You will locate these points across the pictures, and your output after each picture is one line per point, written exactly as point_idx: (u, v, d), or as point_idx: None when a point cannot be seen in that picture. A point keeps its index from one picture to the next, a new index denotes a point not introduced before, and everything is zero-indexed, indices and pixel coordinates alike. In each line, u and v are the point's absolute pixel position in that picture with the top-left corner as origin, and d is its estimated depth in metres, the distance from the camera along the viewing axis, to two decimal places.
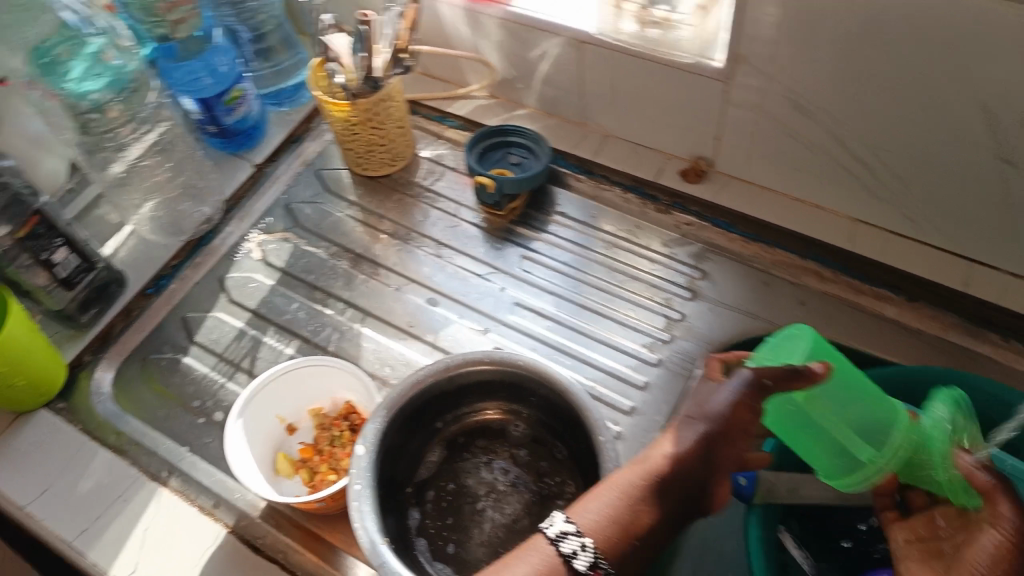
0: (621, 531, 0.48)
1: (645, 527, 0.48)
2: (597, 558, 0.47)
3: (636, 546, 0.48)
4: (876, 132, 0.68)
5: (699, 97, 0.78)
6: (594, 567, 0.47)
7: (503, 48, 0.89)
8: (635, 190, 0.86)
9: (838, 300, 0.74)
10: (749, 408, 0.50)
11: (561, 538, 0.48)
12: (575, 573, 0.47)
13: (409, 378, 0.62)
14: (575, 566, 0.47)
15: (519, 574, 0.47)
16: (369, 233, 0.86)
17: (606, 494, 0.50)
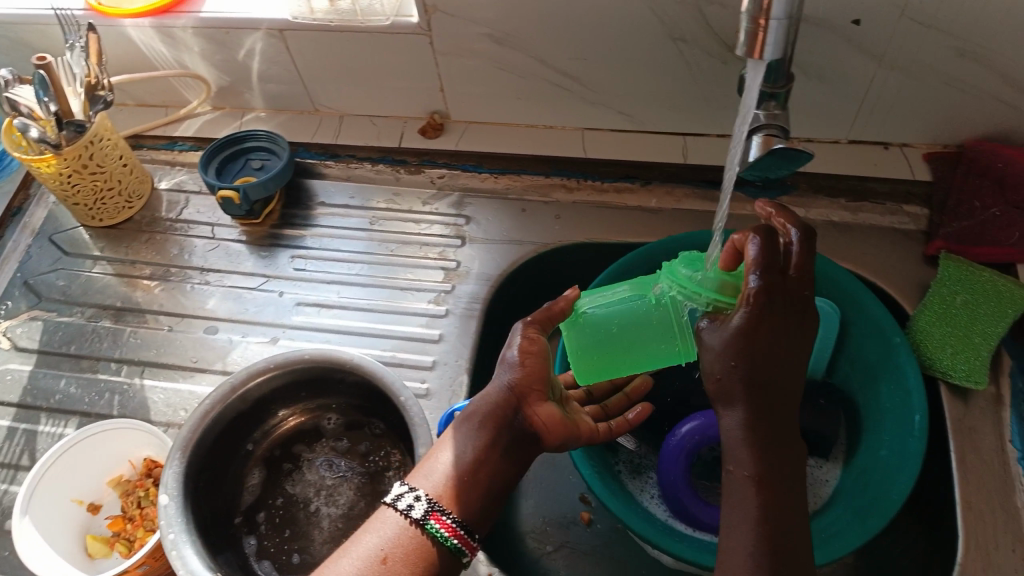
0: (450, 475, 0.54)
1: (472, 466, 0.54)
2: (432, 504, 0.52)
3: (469, 483, 0.54)
4: (573, 47, 0.76)
5: (410, 54, 0.79)
6: (430, 511, 0.52)
7: (208, 56, 0.84)
8: (383, 160, 0.87)
9: (587, 204, 0.83)
10: (533, 343, 0.57)
11: (397, 498, 0.53)
12: (418, 522, 0.52)
13: (195, 411, 0.61)
14: (415, 516, 0.52)
15: (367, 541, 0.52)
16: (126, 283, 0.80)
17: (437, 450, 0.56)
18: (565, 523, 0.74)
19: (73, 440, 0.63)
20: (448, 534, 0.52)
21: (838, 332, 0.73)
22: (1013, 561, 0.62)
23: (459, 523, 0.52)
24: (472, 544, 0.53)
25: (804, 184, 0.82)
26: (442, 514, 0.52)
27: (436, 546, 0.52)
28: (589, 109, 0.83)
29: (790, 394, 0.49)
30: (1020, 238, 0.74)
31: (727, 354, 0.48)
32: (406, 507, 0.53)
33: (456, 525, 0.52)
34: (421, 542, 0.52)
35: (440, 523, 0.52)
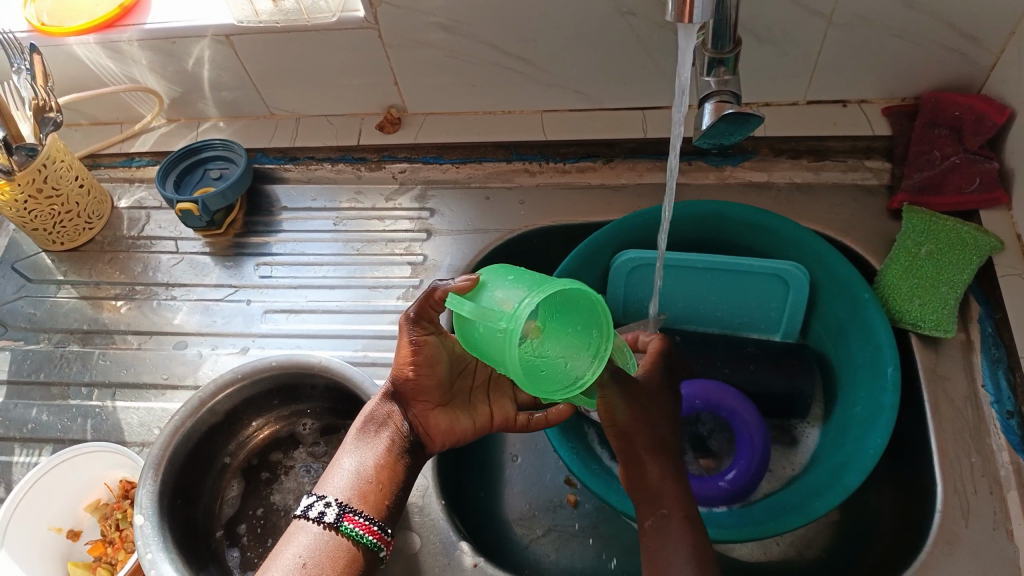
0: (369, 492, 0.54)
1: (389, 486, 0.55)
2: (343, 507, 0.53)
3: (391, 501, 0.54)
4: (524, 29, 0.75)
5: (361, 50, 0.78)
6: (343, 514, 0.52)
7: (157, 68, 0.82)
8: (343, 159, 0.86)
9: (551, 186, 0.84)
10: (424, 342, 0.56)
11: (307, 507, 0.53)
12: (332, 527, 0.52)
13: (165, 429, 0.60)
14: (328, 521, 0.52)
15: (282, 556, 0.51)
16: (91, 305, 0.80)
17: (349, 464, 0.55)
18: (551, 507, 0.74)
19: (46, 467, 0.62)
20: (364, 533, 0.52)
21: (808, 292, 0.73)
22: (992, 503, 0.62)
23: (372, 521, 0.53)
24: (386, 538, 0.53)
25: (765, 148, 0.82)
26: (356, 515, 0.52)
27: (354, 544, 0.52)
28: (546, 91, 0.82)
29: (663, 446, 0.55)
30: (980, 184, 0.74)
31: (633, 410, 0.55)
32: (318, 514, 0.52)
33: (370, 523, 0.53)
34: (340, 545, 0.52)
35: (355, 523, 0.52)
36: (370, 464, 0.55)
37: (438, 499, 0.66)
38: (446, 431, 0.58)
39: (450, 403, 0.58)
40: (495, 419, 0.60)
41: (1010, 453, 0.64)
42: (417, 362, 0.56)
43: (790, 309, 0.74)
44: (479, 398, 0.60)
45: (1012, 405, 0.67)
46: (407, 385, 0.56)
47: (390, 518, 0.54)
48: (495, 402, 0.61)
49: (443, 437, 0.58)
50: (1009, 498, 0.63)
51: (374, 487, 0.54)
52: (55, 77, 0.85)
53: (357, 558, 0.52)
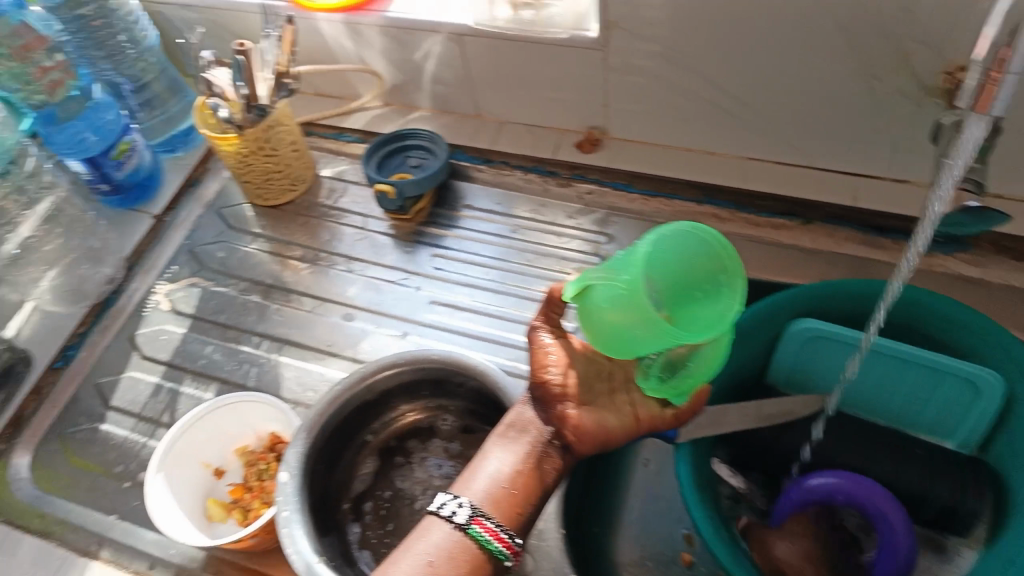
0: (500, 500, 0.52)
1: (522, 493, 0.53)
2: (475, 510, 0.51)
3: (522, 511, 0.53)
4: (756, 75, 0.71)
5: (583, 69, 0.78)
6: (473, 517, 0.51)
7: (387, 54, 0.86)
8: (534, 169, 0.87)
9: (740, 237, 0.79)
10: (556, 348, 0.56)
11: (441, 505, 0.52)
12: (461, 528, 0.51)
13: (326, 397, 0.62)
14: (458, 522, 0.51)
15: (410, 550, 0.50)
16: (277, 262, 0.84)
17: (479, 472, 0.54)
18: (663, 561, 0.69)
19: (210, 407, 0.67)
20: (491, 539, 0.51)
21: (1005, 407, 0.59)
22: None
23: (501, 529, 0.51)
24: (514, 549, 0.51)
25: (987, 243, 0.74)
26: (485, 520, 0.51)
27: (480, 550, 0.51)
28: (757, 139, 0.78)
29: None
30: None
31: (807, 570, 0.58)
32: (449, 514, 0.51)
33: (499, 530, 0.51)
34: (466, 547, 0.51)
35: (483, 527, 0.51)
36: (506, 470, 0.53)
37: None
38: (590, 430, 0.53)
39: (593, 402, 0.55)
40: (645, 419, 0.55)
41: None
42: (552, 363, 0.55)
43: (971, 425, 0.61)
44: (623, 400, 0.55)
45: None
46: (545, 386, 0.55)
47: (522, 529, 0.53)
48: (644, 399, 0.55)
49: (584, 433, 0.53)
50: None
51: (508, 494, 0.53)
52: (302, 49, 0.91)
53: (483, 566, 0.50)
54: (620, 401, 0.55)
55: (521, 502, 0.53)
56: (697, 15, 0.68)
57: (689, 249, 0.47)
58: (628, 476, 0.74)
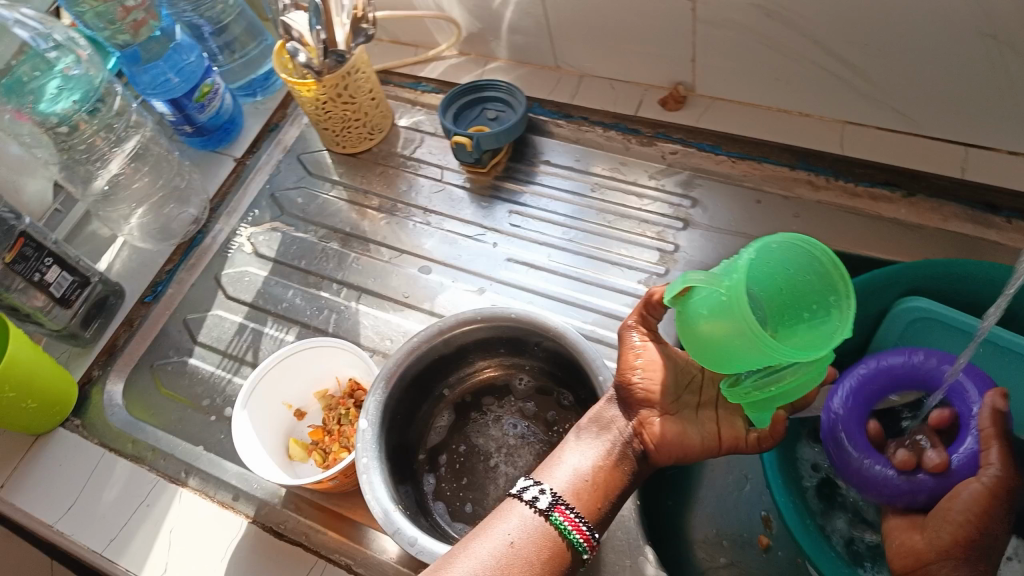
0: (584, 492, 0.52)
1: (604, 488, 0.53)
2: (558, 498, 0.52)
3: (603, 503, 0.53)
4: (858, 34, 0.66)
5: (667, 20, 0.74)
6: (555, 504, 0.51)
7: (465, 0, 0.84)
8: (616, 127, 0.84)
9: (832, 206, 0.75)
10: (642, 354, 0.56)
11: (522, 489, 0.53)
12: (541, 513, 0.51)
13: (405, 345, 0.62)
14: (539, 507, 0.51)
15: (490, 534, 0.51)
16: (356, 211, 0.85)
17: (564, 464, 0.55)
18: (739, 543, 0.68)
19: (292, 348, 0.68)
20: (573, 529, 0.51)
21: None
22: None
23: (582, 521, 0.51)
24: (593, 542, 0.51)
25: None
26: (567, 510, 0.51)
27: (561, 537, 0.50)
28: (856, 101, 0.74)
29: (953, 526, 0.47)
30: None
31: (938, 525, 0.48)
32: (531, 498, 0.52)
33: (580, 520, 0.51)
34: (547, 534, 0.51)
35: (565, 516, 0.51)
36: (586, 464, 0.54)
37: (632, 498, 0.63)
38: (674, 442, 0.54)
39: (677, 414, 0.55)
40: (730, 439, 0.54)
41: None
42: (639, 365, 0.56)
43: None
44: (708, 416, 0.56)
45: None
46: (631, 390, 0.55)
47: (600, 525, 0.52)
48: (730, 418, 0.55)
49: (667, 444, 0.54)
50: None
51: (589, 486, 0.53)
52: None
53: (562, 553, 0.50)
54: (703, 419, 0.56)
55: (601, 496, 0.53)
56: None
57: (798, 257, 0.48)
58: None
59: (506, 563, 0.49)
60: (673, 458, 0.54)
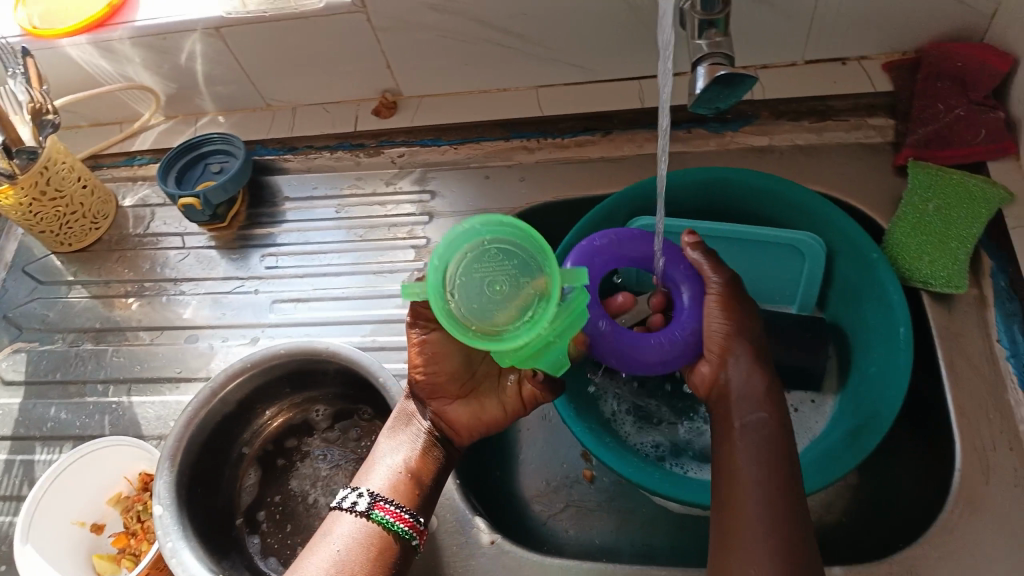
0: (403, 489, 0.57)
1: (423, 480, 0.58)
2: (375, 495, 0.56)
3: (425, 494, 0.58)
4: (512, 4, 0.74)
5: (348, 36, 0.78)
6: (374, 501, 0.56)
7: (150, 65, 0.83)
8: (341, 146, 0.86)
9: (550, 162, 0.83)
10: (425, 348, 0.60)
11: (342, 499, 0.57)
12: (364, 514, 0.55)
13: (179, 421, 0.61)
14: (360, 509, 0.56)
15: (322, 548, 0.54)
16: (103, 304, 0.81)
17: (381, 470, 0.59)
18: (567, 483, 0.74)
19: (64, 464, 0.63)
20: (394, 520, 0.55)
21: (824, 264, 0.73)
22: (1011, 459, 0.62)
23: (403, 509, 0.56)
24: (419, 528, 0.56)
25: (765, 112, 0.81)
26: (386, 503, 0.56)
27: (384, 530, 0.55)
28: (539, 66, 0.82)
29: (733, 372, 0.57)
30: (986, 135, 0.73)
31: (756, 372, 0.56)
32: (351, 504, 0.56)
33: (402, 511, 0.56)
34: (372, 531, 0.55)
35: (386, 510, 0.55)
36: (400, 464, 0.58)
37: (452, 480, 0.66)
38: (469, 421, 0.60)
39: (471, 395, 0.61)
40: (522, 399, 0.61)
41: None
42: (423, 364, 0.60)
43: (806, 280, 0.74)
44: (496, 385, 0.62)
45: None
46: (422, 384, 0.61)
47: (423, 510, 0.57)
48: (519, 379, 0.62)
49: (465, 428, 0.60)
50: None
51: (406, 480, 0.58)
52: (51, 81, 0.85)
53: (389, 543, 0.54)
54: (500, 388, 0.62)
55: (423, 488, 0.58)
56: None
57: (517, 228, 0.52)
58: None
59: (337, 566, 0.52)
60: (475, 432, 0.61)
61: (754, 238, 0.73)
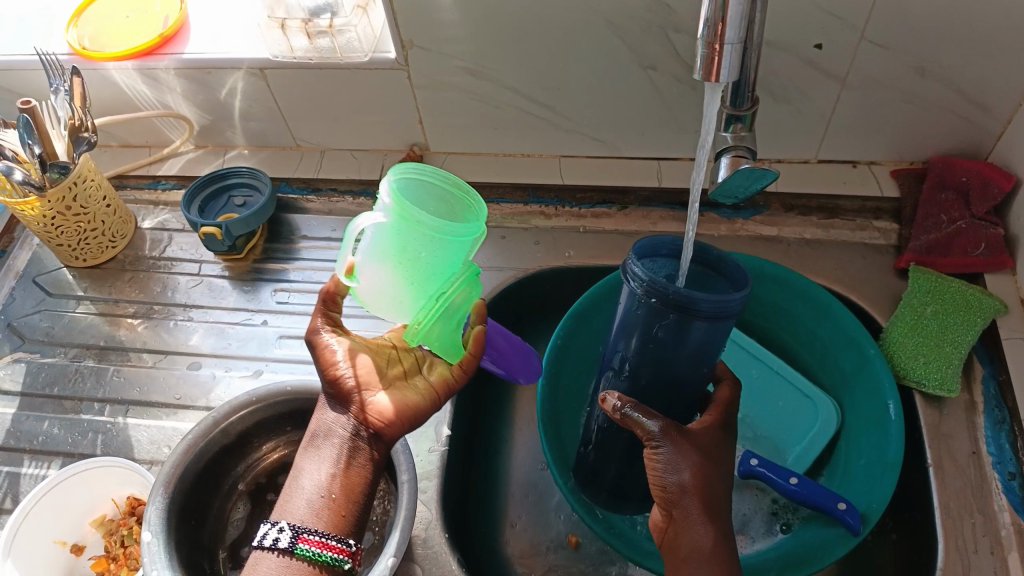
0: (332, 515, 0.54)
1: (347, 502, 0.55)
2: (293, 529, 0.53)
3: (347, 516, 0.55)
4: (547, 77, 0.78)
5: (388, 89, 0.81)
6: (295, 535, 0.53)
7: (190, 96, 0.85)
8: (365, 193, 0.88)
9: (564, 230, 0.86)
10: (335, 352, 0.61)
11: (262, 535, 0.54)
12: (285, 550, 0.52)
13: (178, 447, 0.61)
14: (280, 546, 0.52)
15: None
16: (109, 322, 0.81)
17: (304, 504, 0.55)
18: (552, 548, 0.72)
19: (52, 483, 0.63)
20: (320, 550, 0.52)
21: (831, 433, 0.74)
22: (993, 563, 0.62)
23: (329, 537, 0.53)
24: (351, 551, 0.53)
25: (776, 204, 0.85)
26: (310, 535, 0.53)
27: (312, 564, 0.52)
28: (565, 137, 0.85)
29: (710, 491, 0.52)
30: (985, 248, 0.76)
31: (669, 458, 0.52)
32: (272, 541, 0.52)
33: (326, 540, 0.53)
34: (300, 567, 0.52)
35: (310, 543, 0.52)
36: (322, 479, 0.55)
37: (441, 532, 0.65)
38: (395, 406, 0.59)
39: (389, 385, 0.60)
40: (437, 388, 0.61)
41: (1011, 514, 0.65)
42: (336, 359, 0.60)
43: (811, 440, 0.73)
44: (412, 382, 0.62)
45: (1014, 466, 0.67)
46: (338, 379, 0.59)
47: (352, 532, 0.55)
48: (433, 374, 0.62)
49: (389, 413, 0.58)
50: (1010, 559, 0.63)
51: (329, 502, 0.55)
52: (91, 100, 0.87)
53: None
54: (416, 377, 0.62)
55: (342, 510, 0.55)
56: (493, 20, 0.73)
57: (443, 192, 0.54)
58: (501, 468, 0.78)
59: None
60: (400, 414, 0.58)
61: (789, 373, 0.77)
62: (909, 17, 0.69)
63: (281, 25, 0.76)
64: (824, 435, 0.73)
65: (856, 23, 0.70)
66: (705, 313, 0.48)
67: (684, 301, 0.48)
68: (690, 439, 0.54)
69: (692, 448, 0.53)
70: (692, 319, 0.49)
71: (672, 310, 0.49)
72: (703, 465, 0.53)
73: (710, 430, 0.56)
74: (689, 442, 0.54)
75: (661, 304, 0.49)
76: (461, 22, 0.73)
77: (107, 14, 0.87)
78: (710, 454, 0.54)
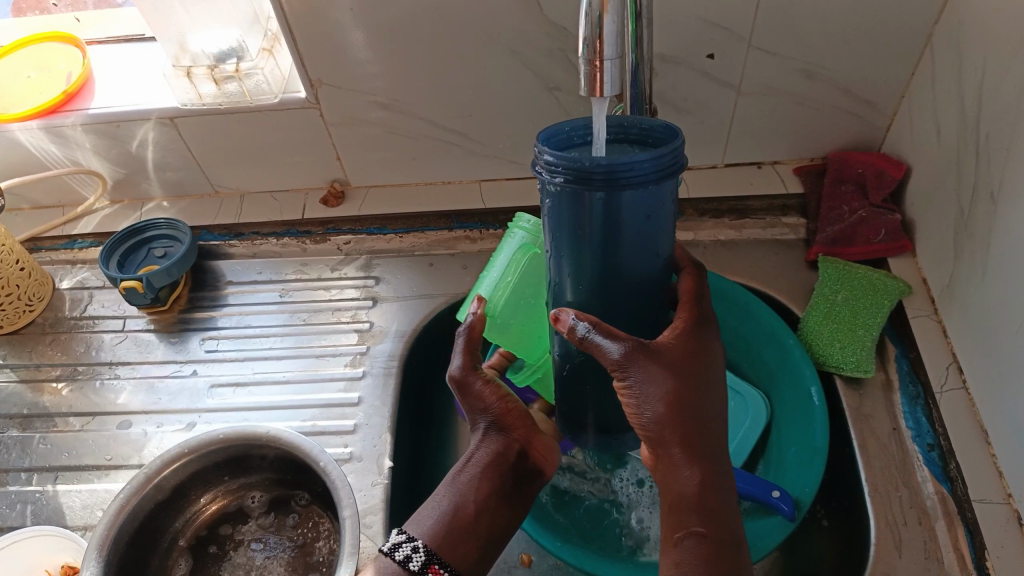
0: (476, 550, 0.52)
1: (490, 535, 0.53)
2: (430, 557, 0.50)
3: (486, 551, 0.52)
4: (458, 106, 0.80)
5: (301, 128, 0.82)
6: (428, 565, 0.49)
7: (101, 151, 0.84)
8: (289, 233, 0.88)
9: (490, 252, 0.87)
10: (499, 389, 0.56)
11: (395, 546, 0.50)
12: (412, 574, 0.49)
13: (110, 508, 0.60)
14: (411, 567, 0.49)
15: None
16: (32, 387, 0.79)
17: (448, 524, 0.52)
18: (504, 569, 0.73)
19: None
20: None
21: (763, 426, 0.76)
22: (921, 534, 0.64)
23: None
24: None
25: (689, 209, 0.88)
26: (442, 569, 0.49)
27: None
28: (482, 161, 0.86)
29: (694, 421, 0.49)
30: (885, 235, 0.81)
31: (641, 391, 0.48)
32: (404, 558, 0.49)
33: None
34: None
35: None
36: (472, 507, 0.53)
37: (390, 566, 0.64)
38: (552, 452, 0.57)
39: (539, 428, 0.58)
40: None
41: (934, 484, 0.67)
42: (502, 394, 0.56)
43: (744, 435, 0.76)
44: None
45: (932, 438, 0.70)
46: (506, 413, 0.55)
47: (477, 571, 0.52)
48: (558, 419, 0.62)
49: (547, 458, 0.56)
50: (937, 527, 0.65)
51: (472, 535, 0.52)
52: None
53: None
54: None
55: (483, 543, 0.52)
56: (399, 54, 0.74)
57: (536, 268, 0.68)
58: None
59: None
60: (553, 460, 0.57)
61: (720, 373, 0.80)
62: (789, 24, 0.73)
63: (188, 74, 0.77)
64: (756, 429, 0.76)
65: (742, 33, 0.74)
66: (639, 180, 0.42)
67: (610, 175, 0.42)
68: (664, 360, 0.49)
69: (665, 373, 0.49)
70: (619, 193, 0.43)
71: (593, 185, 0.42)
72: (679, 391, 0.49)
73: (683, 341, 0.52)
74: (663, 366, 0.49)
75: (579, 183, 0.43)
76: (371, 59, 0.75)
77: (7, 75, 0.86)
78: (686, 370, 0.50)
